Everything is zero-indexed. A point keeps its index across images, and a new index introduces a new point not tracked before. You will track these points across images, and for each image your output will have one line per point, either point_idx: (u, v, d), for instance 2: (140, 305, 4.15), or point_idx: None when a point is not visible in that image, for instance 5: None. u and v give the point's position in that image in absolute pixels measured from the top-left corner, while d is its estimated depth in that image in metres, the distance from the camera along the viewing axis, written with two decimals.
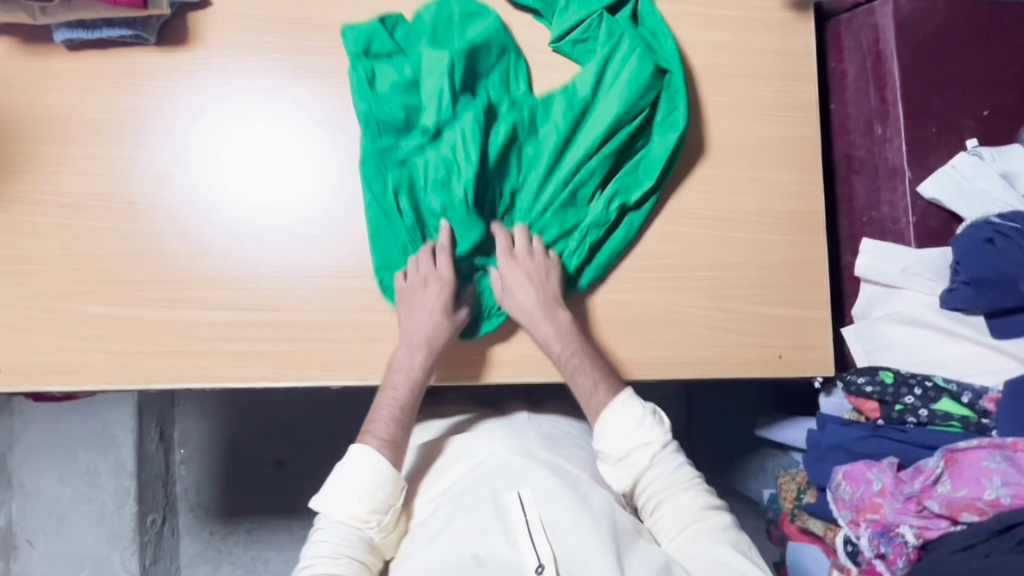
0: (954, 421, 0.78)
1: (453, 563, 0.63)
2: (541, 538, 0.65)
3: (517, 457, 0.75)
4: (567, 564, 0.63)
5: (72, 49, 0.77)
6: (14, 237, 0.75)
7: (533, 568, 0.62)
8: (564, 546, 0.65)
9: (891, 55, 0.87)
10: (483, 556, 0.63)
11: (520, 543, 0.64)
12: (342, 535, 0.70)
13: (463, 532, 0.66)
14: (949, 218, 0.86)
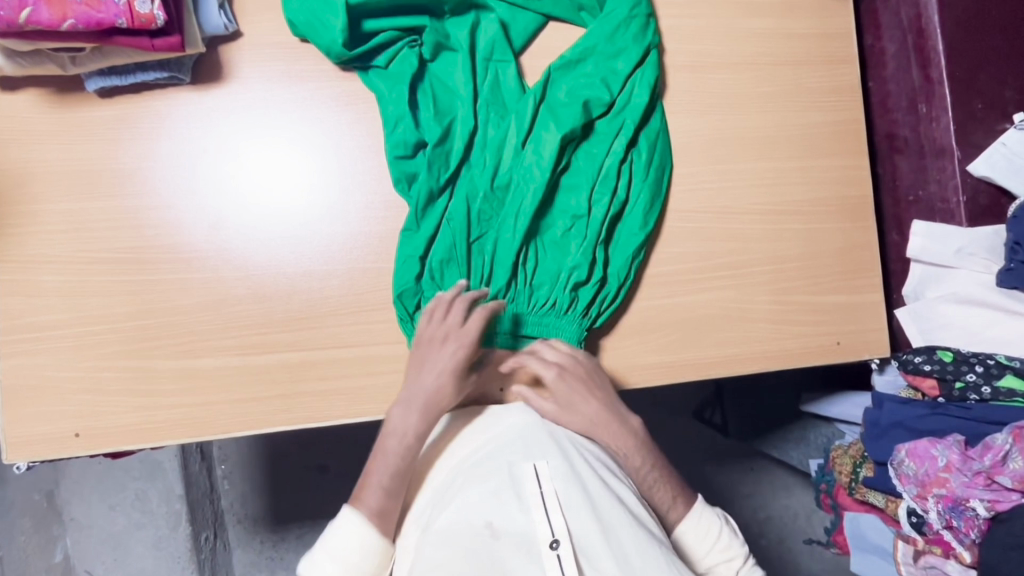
0: (1018, 397, 0.81)
1: (466, 536, 0.59)
2: (557, 512, 0.61)
3: (531, 438, 0.68)
4: (580, 543, 0.60)
5: (105, 96, 0.74)
6: (74, 298, 0.73)
7: (548, 543, 0.59)
8: (580, 520, 0.61)
9: (935, 32, 0.86)
10: (497, 527, 0.60)
11: (536, 513, 0.61)
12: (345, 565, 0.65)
13: (476, 498, 0.62)
14: (998, 193, 0.87)
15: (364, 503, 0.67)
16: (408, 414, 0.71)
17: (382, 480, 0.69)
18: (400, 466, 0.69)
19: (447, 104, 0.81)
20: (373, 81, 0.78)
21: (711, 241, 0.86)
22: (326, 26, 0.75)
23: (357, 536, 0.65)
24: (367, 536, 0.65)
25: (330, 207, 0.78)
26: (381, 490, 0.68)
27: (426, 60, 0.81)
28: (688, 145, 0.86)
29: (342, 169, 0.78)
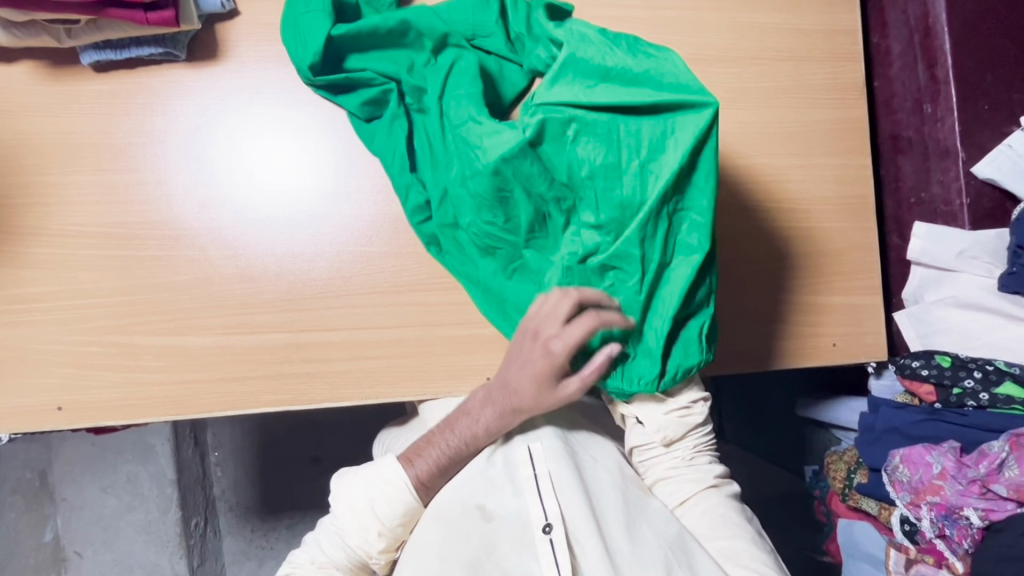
0: (1017, 404, 0.78)
1: (461, 516, 0.68)
2: (549, 495, 0.68)
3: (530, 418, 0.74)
4: (572, 523, 0.67)
5: (100, 71, 0.74)
6: (62, 270, 0.73)
7: (540, 526, 0.67)
8: (571, 503, 0.68)
9: (942, 31, 0.84)
10: (490, 508, 0.68)
11: (529, 496, 0.69)
12: (380, 514, 0.67)
13: (472, 480, 0.70)
14: (1003, 197, 0.85)
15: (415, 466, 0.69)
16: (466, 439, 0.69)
17: (440, 458, 0.69)
18: (456, 450, 0.69)
19: (444, 158, 0.75)
20: (373, 136, 0.76)
21: None
22: (306, 45, 0.74)
23: (402, 497, 0.67)
24: (410, 498, 0.67)
25: (321, 190, 0.77)
26: (433, 467, 0.69)
27: (415, 109, 0.77)
28: None
29: (333, 152, 0.78)
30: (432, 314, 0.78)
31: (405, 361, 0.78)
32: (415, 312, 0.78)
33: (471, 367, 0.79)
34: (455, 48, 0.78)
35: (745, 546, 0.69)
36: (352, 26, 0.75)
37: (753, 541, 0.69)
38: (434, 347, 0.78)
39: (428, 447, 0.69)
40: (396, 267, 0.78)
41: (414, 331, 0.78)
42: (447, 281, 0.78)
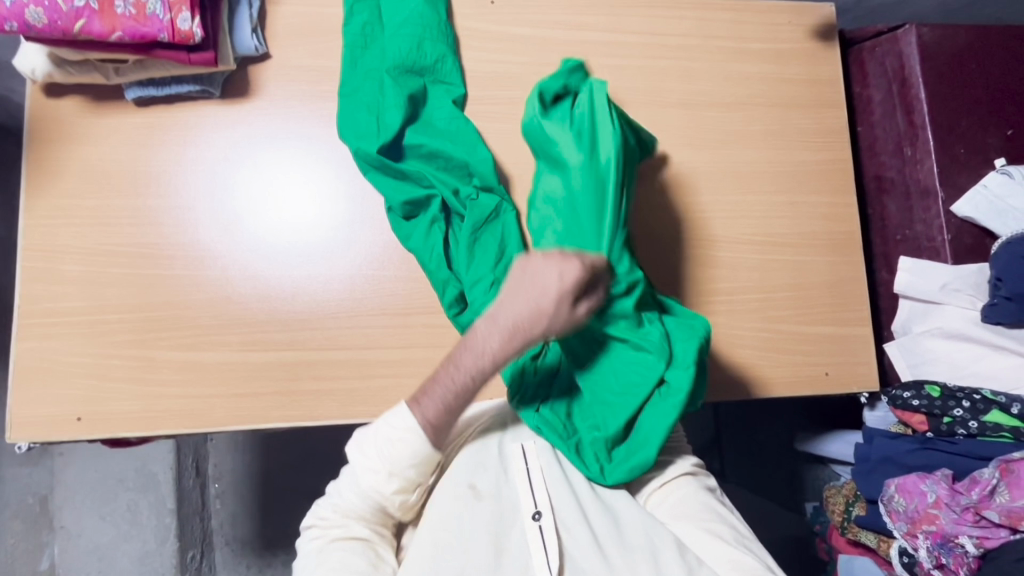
0: (1005, 432, 0.80)
1: (452, 498, 0.68)
2: (539, 485, 0.69)
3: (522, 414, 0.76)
4: (560, 513, 0.68)
5: (141, 105, 0.81)
6: (92, 286, 0.78)
7: (529, 512, 0.67)
8: (559, 493, 0.69)
9: (917, 81, 0.91)
10: (480, 487, 0.69)
11: (519, 485, 0.70)
12: (392, 457, 0.65)
13: (464, 465, 0.71)
14: (982, 234, 0.89)
15: (421, 405, 0.66)
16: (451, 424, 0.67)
17: (446, 396, 0.66)
18: (459, 389, 0.65)
19: (480, 259, 0.79)
20: (409, 232, 0.80)
21: (703, 267, 0.89)
22: (385, 125, 0.81)
23: (410, 436, 0.65)
24: (419, 443, 0.65)
25: (339, 216, 0.83)
26: (439, 407, 0.66)
27: (448, 199, 0.81)
28: (683, 176, 0.90)
29: (351, 183, 0.83)
30: (440, 335, 0.82)
31: (411, 380, 0.81)
32: (423, 333, 0.82)
33: None
34: (478, 172, 0.82)
35: (727, 527, 0.70)
36: (423, 134, 0.82)
37: (735, 525, 0.71)
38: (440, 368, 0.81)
39: (433, 386, 0.66)
40: (406, 290, 0.82)
41: (421, 352, 0.81)
42: None
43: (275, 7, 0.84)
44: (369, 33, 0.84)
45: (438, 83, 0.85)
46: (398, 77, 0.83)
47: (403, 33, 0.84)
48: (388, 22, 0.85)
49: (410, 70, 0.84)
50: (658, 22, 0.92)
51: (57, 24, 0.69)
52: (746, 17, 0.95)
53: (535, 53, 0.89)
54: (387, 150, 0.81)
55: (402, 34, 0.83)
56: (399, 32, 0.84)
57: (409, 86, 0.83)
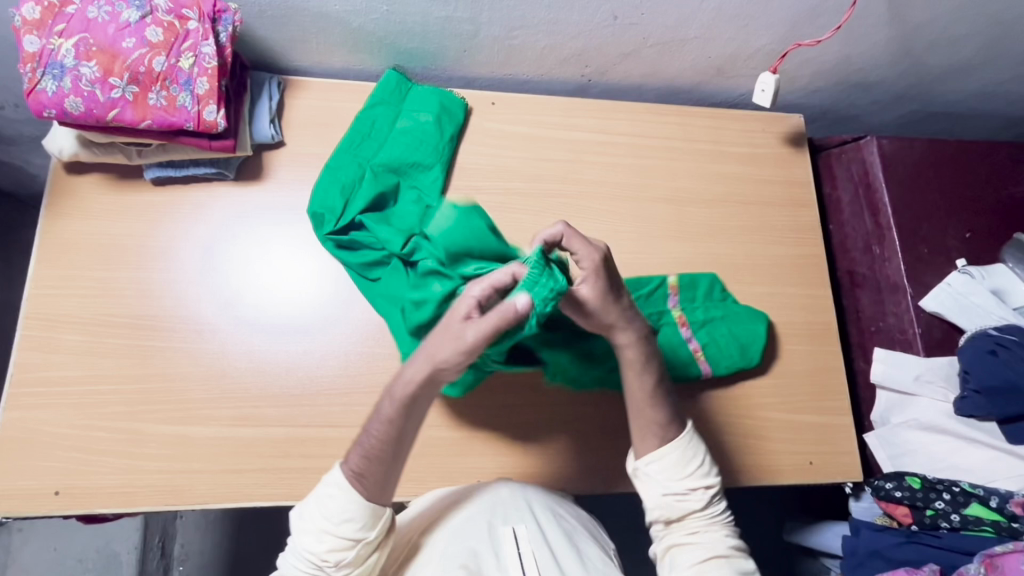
0: (986, 526, 0.82)
1: None
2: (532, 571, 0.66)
3: (513, 498, 0.73)
4: None
5: (158, 184, 0.85)
6: (88, 357, 0.78)
7: None
8: None
9: (881, 186, 0.99)
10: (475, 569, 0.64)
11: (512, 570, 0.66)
12: (299, 564, 0.65)
13: (456, 546, 0.67)
14: (951, 329, 0.94)
15: (350, 463, 0.66)
16: (429, 359, 0.64)
17: (374, 442, 0.65)
18: (393, 432, 0.64)
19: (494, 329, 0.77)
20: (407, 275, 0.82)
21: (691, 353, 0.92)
22: (350, 200, 0.86)
23: (334, 496, 0.64)
24: (346, 502, 0.63)
25: (338, 292, 0.86)
26: (376, 439, 0.64)
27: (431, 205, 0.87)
28: (670, 266, 0.95)
29: None
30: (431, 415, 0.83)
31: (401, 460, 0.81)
32: None
33: (463, 470, 0.82)
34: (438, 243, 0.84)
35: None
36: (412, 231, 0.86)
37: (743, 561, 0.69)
38: (429, 448, 0.82)
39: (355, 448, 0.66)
40: (400, 368, 0.84)
41: None
42: None
43: (293, 100, 0.90)
44: (374, 128, 0.89)
45: (415, 186, 0.90)
46: (378, 177, 0.88)
47: (403, 138, 0.90)
48: (396, 125, 0.90)
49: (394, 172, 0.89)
50: (644, 126, 1.01)
51: (93, 112, 0.71)
52: (724, 125, 1.04)
53: (532, 151, 0.96)
54: (346, 232, 0.85)
55: (400, 141, 0.90)
56: (398, 137, 0.90)
57: (385, 185, 0.87)
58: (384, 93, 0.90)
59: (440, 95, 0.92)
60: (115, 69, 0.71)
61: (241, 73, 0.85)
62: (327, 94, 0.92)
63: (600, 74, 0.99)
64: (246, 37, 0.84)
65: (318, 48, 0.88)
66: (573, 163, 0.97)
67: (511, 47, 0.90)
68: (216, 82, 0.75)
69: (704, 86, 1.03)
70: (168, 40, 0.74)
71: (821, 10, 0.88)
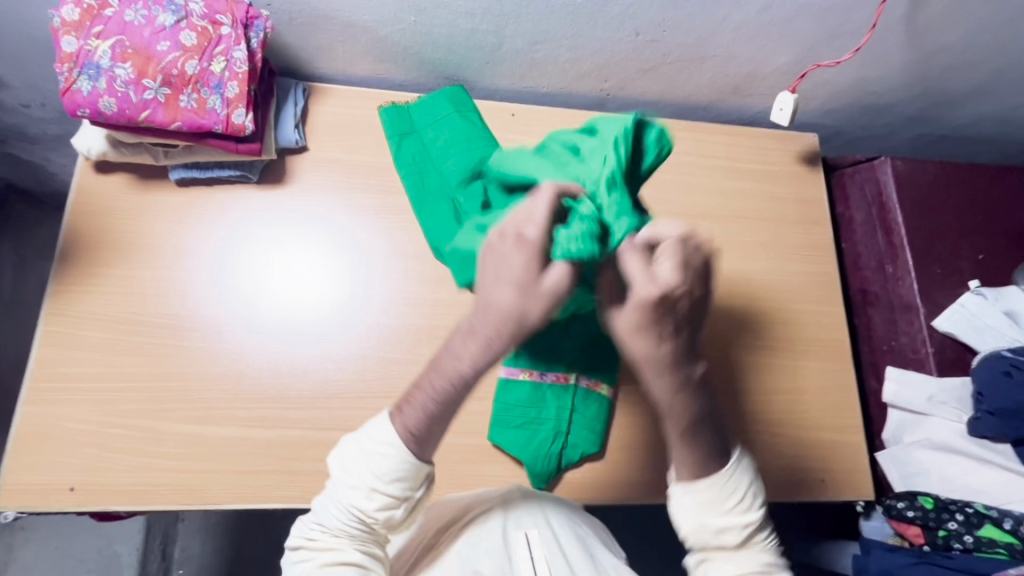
0: (1000, 548, 0.81)
1: None
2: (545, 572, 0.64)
3: (527, 505, 0.72)
4: None
5: (182, 185, 0.86)
6: (107, 354, 0.79)
7: None
8: None
9: (895, 206, 1.00)
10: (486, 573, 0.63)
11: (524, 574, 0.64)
12: (342, 520, 0.57)
13: (469, 553, 0.66)
14: (963, 349, 0.95)
15: (401, 416, 0.57)
16: (469, 334, 0.53)
17: (427, 409, 0.55)
18: (450, 397, 0.55)
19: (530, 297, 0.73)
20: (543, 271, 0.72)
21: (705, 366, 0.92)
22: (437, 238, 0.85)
23: (387, 450, 0.56)
24: (402, 456, 0.56)
25: (356, 297, 0.86)
26: (422, 414, 0.55)
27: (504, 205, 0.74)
28: None
29: (369, 268, 0.88)
30: None
31: None
32: None
33: (476, 478, 0.82)
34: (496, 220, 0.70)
35: None
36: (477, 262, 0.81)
37: None
38: (443, 454, 0.82)
39: (413, 394, 0.56)
40: (416, 374, 0.85)
41: None
42: None
43: (317, 107, 0.92)
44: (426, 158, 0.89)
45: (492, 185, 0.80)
46: (464, 187, 0.83)
47: (462, 152, 0.86)
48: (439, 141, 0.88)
49: (472, 175, 0.84)
50: None
51: (125, 112, 0.72)
52: (739, 142, 1.05)
53: None
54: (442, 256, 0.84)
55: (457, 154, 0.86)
56: (456, 146, 0.86)
57: (476, 191, 0.82)
58: (423, 113, 0.90)
59: (445, 95, 0.90)
60: (148, 71, 0.73)
61: (269, 78, 0.86)
62: (352, 101, 0.93)
63: (619, 89, 1.00)
64: (274, 43, 0.86)
65: (344, 56, 0.89)
66: None
67: (533, 59, 0.92)
68: (246, 86, 0.76)
69: (721, 103, 1.05)
70: (201, 44, 0.75)
71: (839, 32, 0.90)
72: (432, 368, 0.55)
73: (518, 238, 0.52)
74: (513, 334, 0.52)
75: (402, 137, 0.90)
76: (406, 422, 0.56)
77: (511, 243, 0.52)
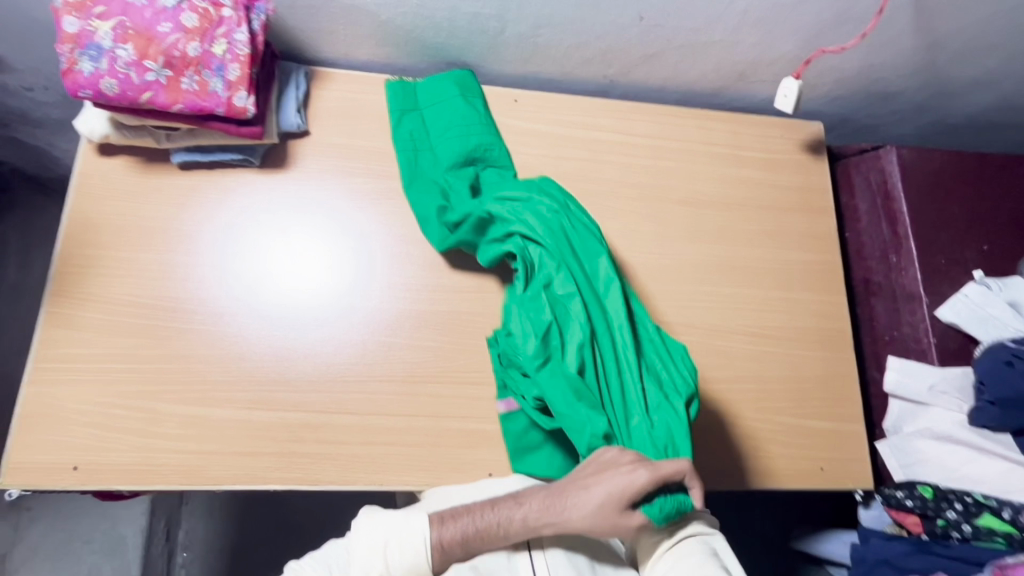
0: (999, 537, 0.82)
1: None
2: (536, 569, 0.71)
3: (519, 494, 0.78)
4: None
5: (184, 169, 0.86)
6: (110, 335, 0.80)
7: None
8: None
9: (899, 195, 0.99)
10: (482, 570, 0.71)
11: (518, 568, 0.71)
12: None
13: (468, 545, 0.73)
14: (966, 339, 0.94)
15: (441, 532, 0.69)
16: (548, 500, 0.70)
17: (469, 528, 0.69)
18: (485, 527, 0.70)
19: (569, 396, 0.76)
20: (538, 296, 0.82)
21: (705, 354, 0.92)
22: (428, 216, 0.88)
23: (416, 548, 0.68)
24: (423, 559, 0.67)
25: (358, 283, 0.86)
26: (465, 530, 0.69)
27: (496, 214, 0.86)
28: (684, 267, 0.96)
29: (371, 254, 0.88)
30: (445, 405, 0.84)
31: (415, 449, 0.82)
32: (429, 402, 0.84)
33: (475, 462, 0.83)
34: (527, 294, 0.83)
35: None
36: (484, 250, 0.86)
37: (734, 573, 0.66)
38: (443, 438, 0.83)
39: (463, 516, 0.70)
40: (416, 358, 0.85)
41: (426, 421, 0.83)
42: (462, 376, 0.85)
43: (320, 91, 0.91)
44: (416, 141, 0.92)
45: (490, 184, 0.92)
46: (455, 171, 0.91)
47: (450, 139, 0.91)
48: (433, 121, 0.92)
49: (463, 161, 0.91)
50: (664, 128, 1.01)
51: (127, 94, 0.72)
52: (743, 129, 1.04)
53: (553, 149, 0.97)
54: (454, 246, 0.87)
55: (449, 135, 0.91)
56: (449, 134, 0.91)
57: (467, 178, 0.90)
58: (422, 94, 0.93)
59: (451, 79, 0.92)
60: (150, 53, 0.73)
61: (270, 62, 0.86)
62: (354, 86, 0.93)
63: (622, 76, 0.99)
64: (276, 26, 0.86)
65: (346, 40, 0.89)
66: (593, 162, 0.98)
67: (536, 45, 0.91)
68: (248, 69, 0.76)
69: (725, 90, 1.04)
70: (203, 26, 0.75)
71: (845, 18, 0.89)
72: (507, 500, 0.71)
73: (599, 506, 0.68)
74: (570, 522, 0.68)
75: (404, 113, 0.92)
76: (447, 533, 0.69)
77: (607, 505, 0.67)
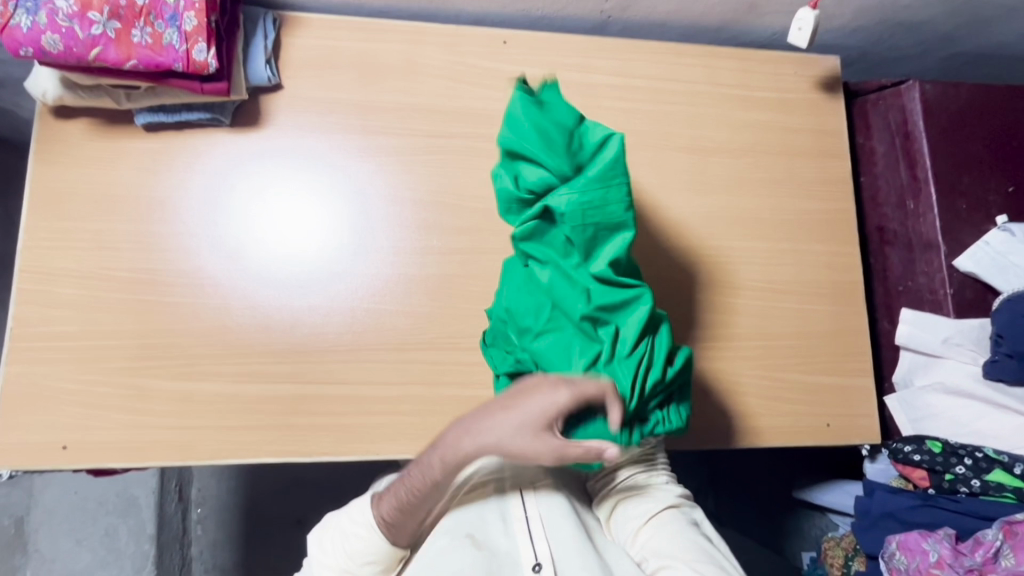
0: (1008, 492, 0.80)
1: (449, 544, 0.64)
2: (540, 538, 0.65)
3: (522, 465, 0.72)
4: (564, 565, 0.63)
5: (151, 131, 0.80)
6: (87, 311, 0.76)
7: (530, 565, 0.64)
8: (562, 543, 0.65)
9: (921, 136, 0.92)
10: (480, 539, 0.65)
11: (520, 537, 0.66)
12: None
13: (463, 515, 0.67)
14: (984, 289, 0.90)
15: (381, 507, 0.63)
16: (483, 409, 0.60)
17: (405, 496, 0.62)
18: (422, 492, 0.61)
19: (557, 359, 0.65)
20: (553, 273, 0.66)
21: (708, 311, 0.88)
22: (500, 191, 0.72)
23: (365, 535, 0.63)
24: (376, 540, 0.63)
25: (343, 246, 0.82)
26: (395, 502, 0.62)
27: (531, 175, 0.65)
28: (688, 220, 0.90)
29: (355, 215, 0.83)
30: (438, 373, 0.81)
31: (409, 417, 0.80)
32: (422, 369, 0.81)
33: None
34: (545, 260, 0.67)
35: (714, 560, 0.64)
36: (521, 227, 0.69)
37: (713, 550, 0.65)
38: (438, 405, 0.81)
39: (395, 484, 0.63)
40: (407, 325, 0.82)
41: (420, 389, 0.81)
42: (456, 342, 0.82)
43: (290, 38, 0.84)
44: None
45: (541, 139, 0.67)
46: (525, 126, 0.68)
47: None
48: None
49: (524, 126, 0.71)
50: (667, 69, 0.93)
51: (72, 50, 0.66)
52: (753, 67, 0.96)
53: None
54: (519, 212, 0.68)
55: None
56: None
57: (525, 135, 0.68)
58: None
59: None
60: (93, 3, 0.66)
61: (232, 7, 0.78)
62: (328, 32, 0.85)
63: (620, 10, 0.91)
64: None
65: None
66: (591, 109, 0.91)
67: None
68: (205, 18, 0.69)
69: (733, 24, 0.95)
70: None
71: None
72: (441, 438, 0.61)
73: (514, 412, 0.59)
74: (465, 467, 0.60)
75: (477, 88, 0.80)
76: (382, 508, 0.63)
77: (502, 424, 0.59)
